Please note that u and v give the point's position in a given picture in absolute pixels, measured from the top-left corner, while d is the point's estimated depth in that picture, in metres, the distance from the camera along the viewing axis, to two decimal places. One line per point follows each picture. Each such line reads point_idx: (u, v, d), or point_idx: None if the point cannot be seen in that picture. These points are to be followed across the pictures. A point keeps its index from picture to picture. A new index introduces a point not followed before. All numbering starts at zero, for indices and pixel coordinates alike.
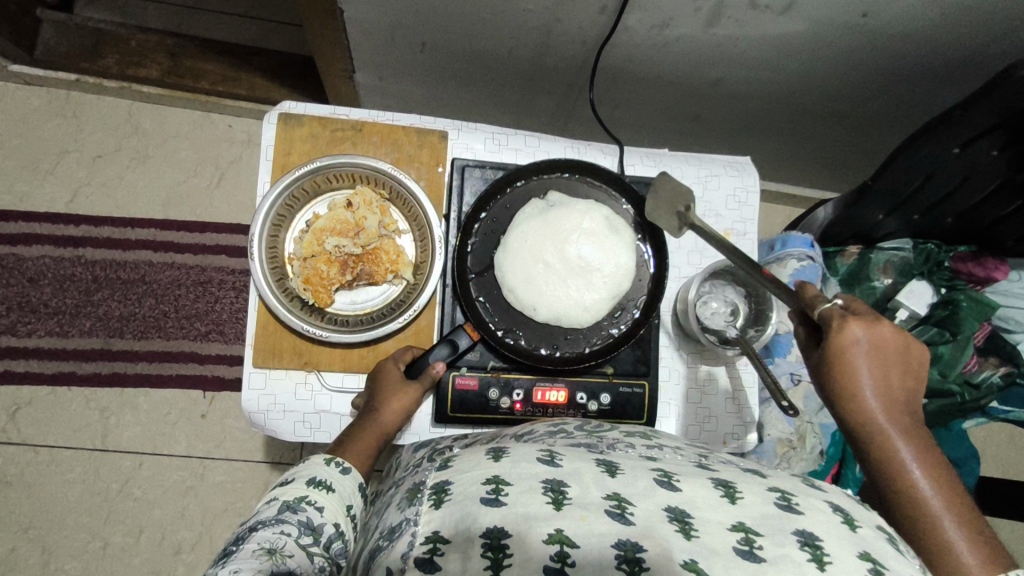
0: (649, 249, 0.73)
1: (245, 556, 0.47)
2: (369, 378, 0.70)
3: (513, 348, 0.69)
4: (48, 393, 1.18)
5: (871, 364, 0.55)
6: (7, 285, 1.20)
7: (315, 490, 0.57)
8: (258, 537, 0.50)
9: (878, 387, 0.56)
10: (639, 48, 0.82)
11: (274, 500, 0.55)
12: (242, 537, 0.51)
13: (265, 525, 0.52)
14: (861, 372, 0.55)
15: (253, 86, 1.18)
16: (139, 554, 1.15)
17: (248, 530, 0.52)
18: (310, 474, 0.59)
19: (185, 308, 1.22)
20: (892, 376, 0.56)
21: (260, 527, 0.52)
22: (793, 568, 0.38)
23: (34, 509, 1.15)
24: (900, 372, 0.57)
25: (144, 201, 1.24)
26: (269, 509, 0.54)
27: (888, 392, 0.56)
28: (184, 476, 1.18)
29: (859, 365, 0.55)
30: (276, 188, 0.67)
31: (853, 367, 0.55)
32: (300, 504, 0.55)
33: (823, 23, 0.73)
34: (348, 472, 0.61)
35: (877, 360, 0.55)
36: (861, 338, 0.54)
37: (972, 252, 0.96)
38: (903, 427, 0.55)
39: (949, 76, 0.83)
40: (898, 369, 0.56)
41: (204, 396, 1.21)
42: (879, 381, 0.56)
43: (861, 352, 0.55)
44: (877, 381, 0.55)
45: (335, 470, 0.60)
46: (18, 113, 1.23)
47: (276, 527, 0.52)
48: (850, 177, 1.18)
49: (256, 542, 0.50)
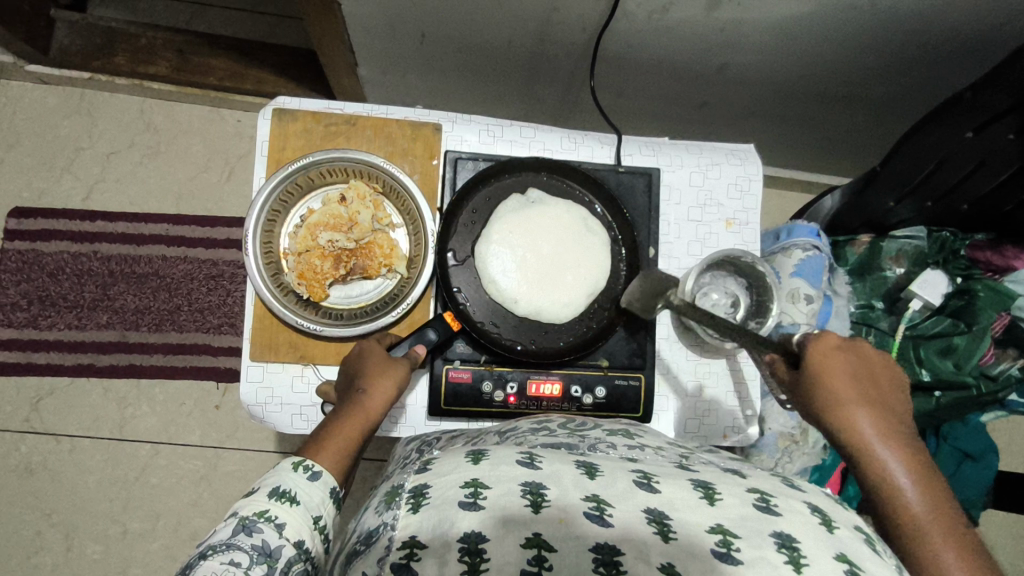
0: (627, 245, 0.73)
1: None
2: (350, 367, 0.66)
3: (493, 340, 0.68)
4: (68, 384, 1.21)
5: (851, 383, 0.57)
6: (28, 279, 1.23)
7: (276, 503, 0.53)
8: (204, 569, 0.47)
9: (865, 405, 0.56)
10: (638, 35, 0.80)
11: (232, 517, 0.52)
12: (191, 565, 0.48)
13: (215, 551, 0.49)
14: (844, 390, 0.57)
15: (260, 81, 1.19)
16: (157, 540, 1.18)
17: (198, 556, 0.48)
18: (274, 483, 0.54)
19: (198, 301, 1.24)
20: (878, 396, 0.57)
21: (211, 553, 0.48)
22: (770, 571, 0.37)
23: (57, 496, 1.18)
24: (885, 394, 0.58)
25: (157, 196, 1.26)
26: (224, 529, 0.51)
27: (877, 413, 0.56)
28: (199, 465, 1.21)
29: (840, 383, 0.57)
30: (270, 183, 0.68)
31: (833, 384, 0.57)
32: (258, 522, 0.51)
33: (827, 5, 0.70)
34: (317, 478, 0.56)
35: (856, 379, 0.58)
36: (833, 358, 0.58)
37: (988, 240, 0.93)
38: (897, 445, 0.55)
39: (966, 56, 0.80)
40: (881, 390, 0.58)
41: (217, 387, 1.23)
42: (864, 400, 0.57)
43: (838, 370, 0.58)
44: (862, 399, 0.57)
45: (301, 478, 0.56)
46: (35, 112, 1.26)
47: (225, 554, 0.48)
48: (864, 163, 1.15)
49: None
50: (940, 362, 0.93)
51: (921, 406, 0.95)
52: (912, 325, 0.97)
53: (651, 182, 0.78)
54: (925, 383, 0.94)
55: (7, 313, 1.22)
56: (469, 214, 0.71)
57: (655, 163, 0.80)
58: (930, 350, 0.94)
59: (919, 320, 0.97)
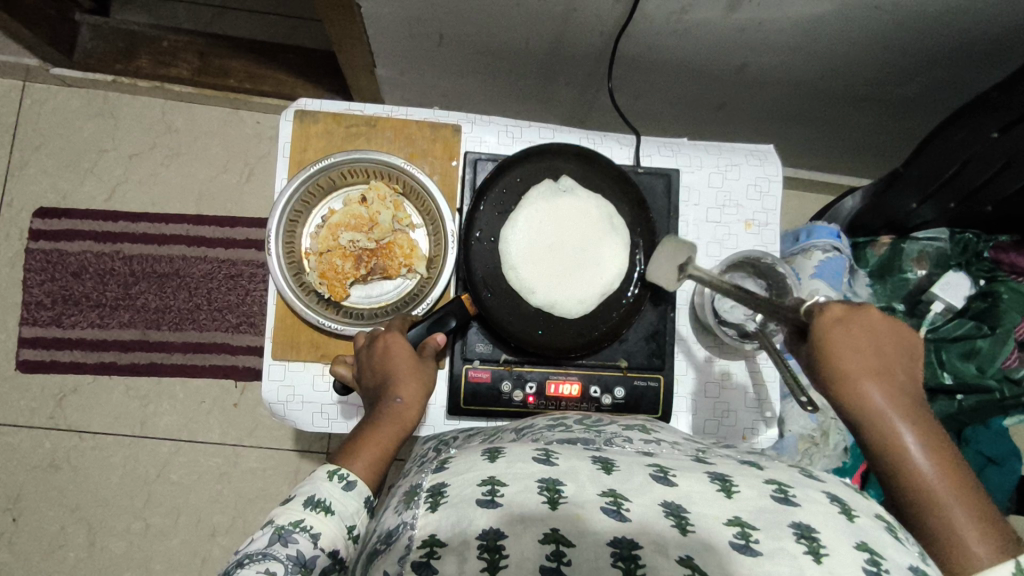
0: (646, 243, 0.72)
1: None
2: (371, 367, 0.65)
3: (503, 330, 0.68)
4: (91, 382, 1.23)
5: (860, 354, 0.54)
6: (52, 279, 1.26)
7: (312, 513, 0.53)
8: None
9: (873, 376, 0.53)
10: (657, 36, 0.80)
11: (267, 525, 0.52)
12: (228, 573, 0.48)
13: (252, 560, 0.49)
14: (852, 363, 0.53)
15: (278, 83, 1.21)
16: (178, 536, 1.20)
17: (235, 564, 0.49)
18: (310, 492, 0.55)
19: (217, 300, 1.26)
20: (888, 362, 0.54)
21: (247, 562, 0.49)
22: (791, 562, 0.37)
23: (80, 491, 1.20)
24: (895, 360, 0.55)
25: (177, 197, 1.28)
26: (260, 537, 0.51)
27: (888, 381, 0.53)
28: (218, 462, 1.22)
29: (845, 355, 0.54)
30: (292, 184, 0.69)
31: (840, 356, 0.54)
32: (293, 532, 0.52)
33: (849, 3, 0.70)
34: (352, 487, 0.56)
35: (866, 348, 0.54)
36: (839, 331, 0.54)
37: (1012, 242, 0.91)
38: (908, 413, 0.52)
39: (989, 55, 0.79)
40: (893, 356, 0.55)
41: (236, 385, 1.24)
42: (875, 370, 0.53)
43: (843, 342, 0.54)
44: (871, 370, 0.53)
45: (336, 487, 0.56)
46: (59, 114, 1.29)
47: (262, 564, 0.48)
48: (885, 162, 1.14)
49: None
50: (962, 364, 0.92)
51: (943, 408, 0.95)
52: (932, 327, 0.97)
53: (670, 183, 0.78)
54: (947, 386, 0.94)
55: (32, 311, 1.25)
56: (484, 209, 0.71)
57: (673, 163, 0.80)
58: (953, 353, 0.93)
59: (941, 322, 0.96)
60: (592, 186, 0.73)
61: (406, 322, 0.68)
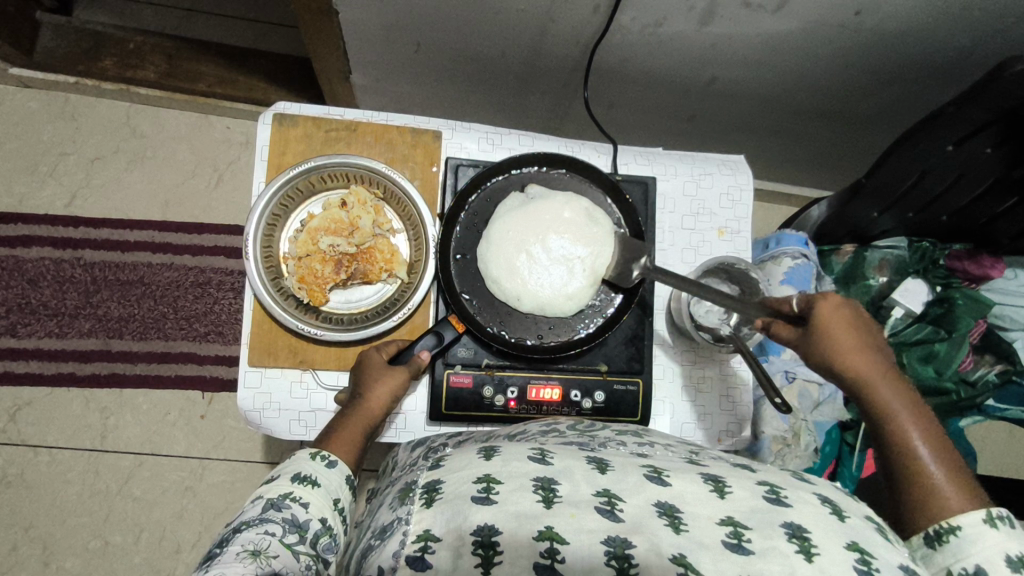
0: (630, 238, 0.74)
1: (228, 560, 0.47)
2: (352, 370, 0.70)
3: (497, 339, 0.70)
4: (47, 394, 1.18)
5: (859, 329, 0.60)
6: (7, 286, 1.21)
7: (299, 486, 0.57)
8: (242, 538, 0.50)
9: (870, 349, 0.60)
10: (633, 48, 0.82)
11: (259, 498, 0.55)
12: (227, 538, 0.51)
13: (250, 526, 0.52)
14: (853, 336, 0.60)
15: (250, 87, 1.18)
16: (139, 554, 1.15)
17: (232, 531, 0.52)
18: (295, 470, 0.58)
19: (184, 309, 1.22)
20: (876, 340, 0.61)
21: (244, 527, 0.52)
22: (782, 560, 0.38)
23: (34, 509, 1.15)
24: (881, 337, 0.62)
25: (143, 203, 1.25)
26: (253, 508, 0.54)
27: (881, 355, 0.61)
28: (183, 476, 1.18)
29: (843, 334, 0.60)
30: (271, 187, 0.68)
31: (838, 335, 0.59)
32: (285, 501, 0.55)
33: (816, 21, 0.73)
34: (334, 465, 0.61)
35: (859, 330, 0.60)
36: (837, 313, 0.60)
37: (966, 251, 0.98)
38: (895, 384, 0.59)
39: (942, 74, 0.84)
40: (879, 335, 0.62)
41: (203, 397, 1.21)
42: (866, 346, 0.60)
43: (843, 320, 0.60)
44: (867, 346, 0.60)
45: (319, 465, 0.60)
46: (17, 116, 1.24)
47: (260, 527, 0.52)
48: (847, 175, 1.18)
49: (241, 543, 0.50)
50: (922, 367, 0.97)
51: None
52: (894, 331, 1.00)
53: (647, 190, 0.79)
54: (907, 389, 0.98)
55: None
56: (461, 231, 0.73)
57: (649, 172, 0.82)
58: (914, 356, 0.98)
59: (901, 327, 0.99)
60: (565, 189, 0.75)
61: (400, 343, 0.70)
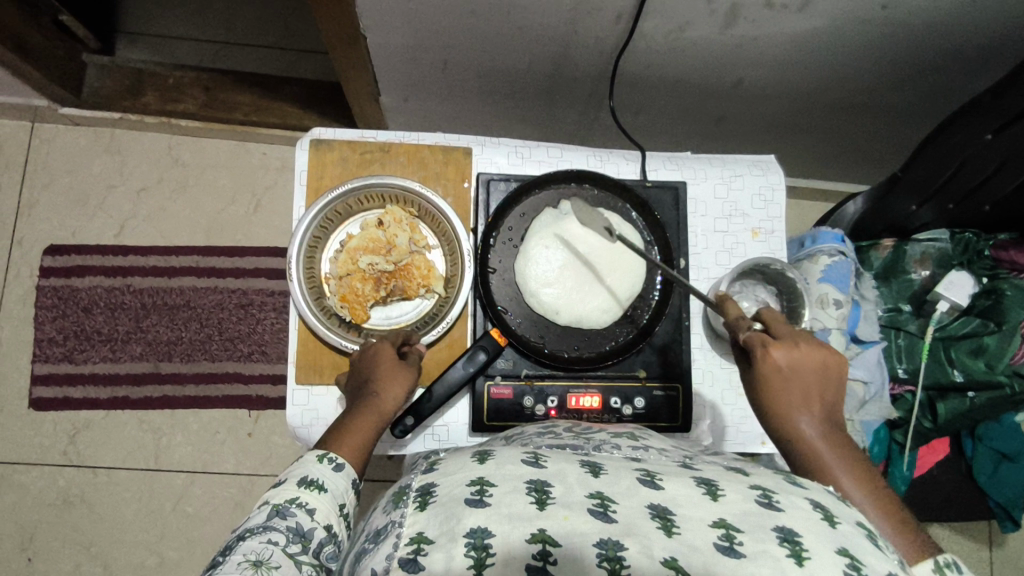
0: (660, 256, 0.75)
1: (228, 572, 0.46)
2: (357, 366, 0.67)
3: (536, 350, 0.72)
4: (103, 417, 1.23)
5: (796, 381, 0.56)
6: (64, 314, 1.27)
7: (306, 491, 0.55)
8: (246, 548, 0.48)
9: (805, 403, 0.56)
10: (658, 56, 0.83)
11: (264, 504, 0.53)
12: (230, 547, 0.49)
13: (253, 534, 0.50)
14: (788, 390, 0.56)
15: (285, 114, 1.23)
16: (195, 569, 1.19)
17: (236, 538, 0.50)
18: (302, 473, 0.56)
19: (228, 330, 1.27)
20: (814, 392, 0.56)
21: (248, 536, 0.50)
22: (773, 567, 0.38)
23: (96, 527, 1.20)
24: (825, 383, 0.57)
25: (187, 230, 1.30)
26: (257, 515, 0.52)
27: (822, 402, 0.56)
28: (233, 492, 1.22)
29: (777, 388, 0.56)
30: (310, 212, 0.70)
31: (773, 388, 0.56)
32: (290, 508, 0.53)
33: (843, 16, 0.73)
34: (342, 468, 0.58)
35: (794, 382, 0.56)
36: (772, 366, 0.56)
37: (1011, 240, 0.94)
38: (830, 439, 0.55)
39: (974, 60, 0.82)
40: (821, 383, 0.56)
41: (249, 415, 1.25)
42: (801, 401, 0.55)
43: (777, 375, 0.56)
44: (802, 400, 0.56)
45: (327, 467, 0.57)
46: (68, 153, 1.30)
47: (263, 535, 0.50)
48: (882, 167, 1.16)
49: (243, 553, 0.48)
50: (973, 362, 0.93)
51: (957, 407, 0.94)
52: (940, 326, 0.97)
53: (678, 196, 0.80)
54: (957, 384, 0.94)
55: (44, 348, 1.25)
56: (496, 244, 0.75)
57: (679, 177, 0.82)
58: (961, 351, 0.95)
59: (948, 321, 0.97)
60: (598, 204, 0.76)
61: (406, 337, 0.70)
